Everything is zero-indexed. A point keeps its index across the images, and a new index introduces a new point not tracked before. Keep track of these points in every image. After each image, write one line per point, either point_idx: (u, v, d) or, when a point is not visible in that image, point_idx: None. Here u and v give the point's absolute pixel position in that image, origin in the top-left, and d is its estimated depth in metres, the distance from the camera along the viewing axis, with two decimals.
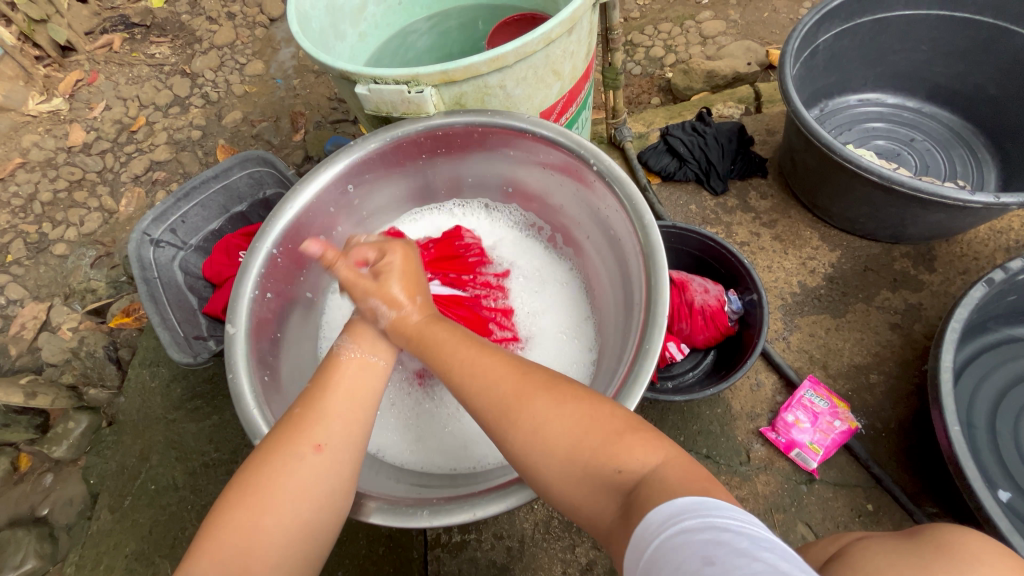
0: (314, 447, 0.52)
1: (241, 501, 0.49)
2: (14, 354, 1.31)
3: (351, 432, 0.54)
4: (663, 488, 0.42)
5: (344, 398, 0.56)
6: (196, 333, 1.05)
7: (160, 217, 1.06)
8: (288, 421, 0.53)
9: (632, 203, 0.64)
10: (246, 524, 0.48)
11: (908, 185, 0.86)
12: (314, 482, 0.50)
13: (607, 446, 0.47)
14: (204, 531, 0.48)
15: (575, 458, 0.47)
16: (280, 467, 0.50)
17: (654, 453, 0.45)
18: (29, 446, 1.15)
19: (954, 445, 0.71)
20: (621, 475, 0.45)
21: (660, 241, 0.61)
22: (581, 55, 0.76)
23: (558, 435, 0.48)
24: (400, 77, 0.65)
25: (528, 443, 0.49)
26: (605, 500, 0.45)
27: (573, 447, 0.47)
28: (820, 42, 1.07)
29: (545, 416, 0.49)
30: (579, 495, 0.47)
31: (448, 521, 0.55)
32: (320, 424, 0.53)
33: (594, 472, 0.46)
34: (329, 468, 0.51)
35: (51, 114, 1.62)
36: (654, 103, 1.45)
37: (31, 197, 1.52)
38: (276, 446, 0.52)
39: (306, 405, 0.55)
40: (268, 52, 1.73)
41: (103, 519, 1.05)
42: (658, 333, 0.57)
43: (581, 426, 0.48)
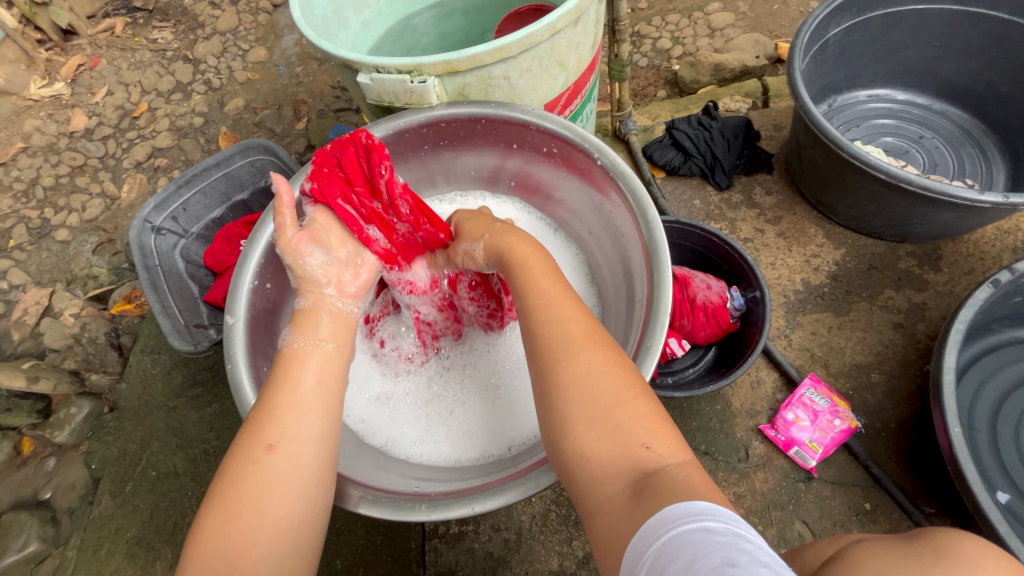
0: (265, 447, 0.51)
1: (214, 508, 0.49)
2: (16, 338, 1.31)
3: (303, 422, 0.53)
4: (687, 485, 0.42)
5: (306, 394, 0.55)
6: (197, 321, 1.05)
7: (162, 205, 1.05)
8: (246, 425, 0.53)
9: (636, 198, 0.64)
10: (224, 528, 0.47)
11: (916, 183, 0.85)
12: (283, 478, 0.50)
13: (636, 422, 0.47)
14: (190, 542, 0.48)
15: (602, 420, 0.47)
16: (242, 472, 0.50)
17: (679, 451, 0.46)
18: (32, 430, 1.16)
19: (955, 447, 0.71)
20: (648, 452, 0.45)
21: (664, 238, 0.61)
22: (586, 46, 0.75)
23: (606, 384, 0.48)
24: (403, 67, 0.63)
25: (576, 380, 0.49)
26: (617, 475, 0.45)
27: (614, 395, 0.48)
28: (830, 36, 1.06)
29: (600, 364, 0.50)
30: (593, 452, 0.46)
31: (446, 515, 0.55)
32: (272, 424, 0.52)
33: (618, 438, 0.46)
34: (290, 467, 0.51)
35: (53, 99, 1.61)
36: (660, 95, 1.43)
37: (33, 181, 1.51)
38: (237, 449, 0.51)
39: (258, 406, 0.54)
40: (271, 39, 1.72)
41: (104, 504, 1.06)
42: (659, 330, 0.56)
43: (619, 395, 0.48)
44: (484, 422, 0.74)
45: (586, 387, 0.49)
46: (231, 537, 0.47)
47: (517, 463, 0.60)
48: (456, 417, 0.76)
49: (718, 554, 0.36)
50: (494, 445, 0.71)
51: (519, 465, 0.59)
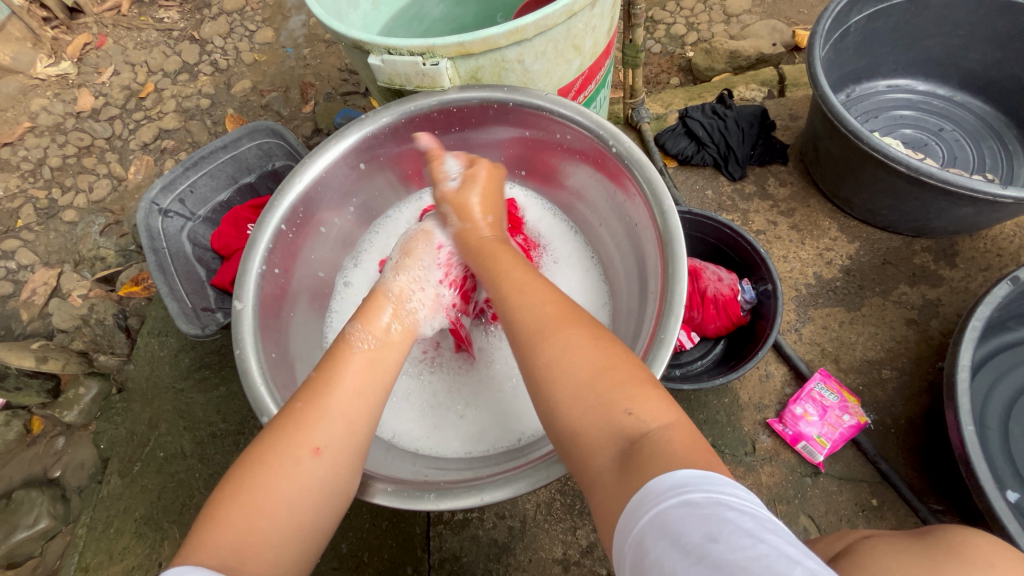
0: (312, 449, 0.50)
1: (241, 498, 0.48)
2: (25, 318, 1.32)
3: (352, 432, 0.53)
4: (670, 448, 0.41)
5: (352, 394, 0.54)
6: (204, 305, 1.05)
7: (169, 187, 1.05)
8: (289, 416, 0.52)
9: (652, 188, 0.62)
10: (245, 520, 0.47)
11: (936, 176, 0.83)
12: (312, 483, 0.50)
13: (619, 389, 0.46)
14: (202, 524, 0.47)
15: (586, 391, 0.47)
16: (278, 467, 0.49)
17: (667, 412, 0.45)
18: (41, 410, 1.17)
19: (967, 445, 0.70)
20: (631, 419, 0.44)
21: (680, 229, 0.59)
22: (602, 29, 0.73)
23: (583, 357, 0.48)
24: (415, 48, 0.62)
25: (552, 359, 0.49)
26: (605, 443, 0.45)
27: (594, 366, 0.48)
28: (852, 23, 1.03)
29: (579, 341, 0.50)
30: (579, 417, 0.46)
31: (454, 504, 0.55)
32: (321, 424, 0.52)
33: (602, 405, 0.46)
34: (328, 469, 0.51)
35: (59, 78, 1.60)
36: (673, 83, 1.40)
37: (40, 161, 1.51)
38: (277, 442, 0.51)
39: (309, 401, 0.53)
40: (279, 20, 1.69)
41: (113, 483, 1.07)
42: (674, 323, 0.55)
43: (601, 365, 0.48)
44: (495, 415, 0.74)
45: (567, 364, 0.49)
46: (248, 533, 0.46)
47: (528, 453, 0.60)
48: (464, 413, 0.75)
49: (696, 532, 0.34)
50: (503, 438, 0.71)
51: (529, 456, 0.59)
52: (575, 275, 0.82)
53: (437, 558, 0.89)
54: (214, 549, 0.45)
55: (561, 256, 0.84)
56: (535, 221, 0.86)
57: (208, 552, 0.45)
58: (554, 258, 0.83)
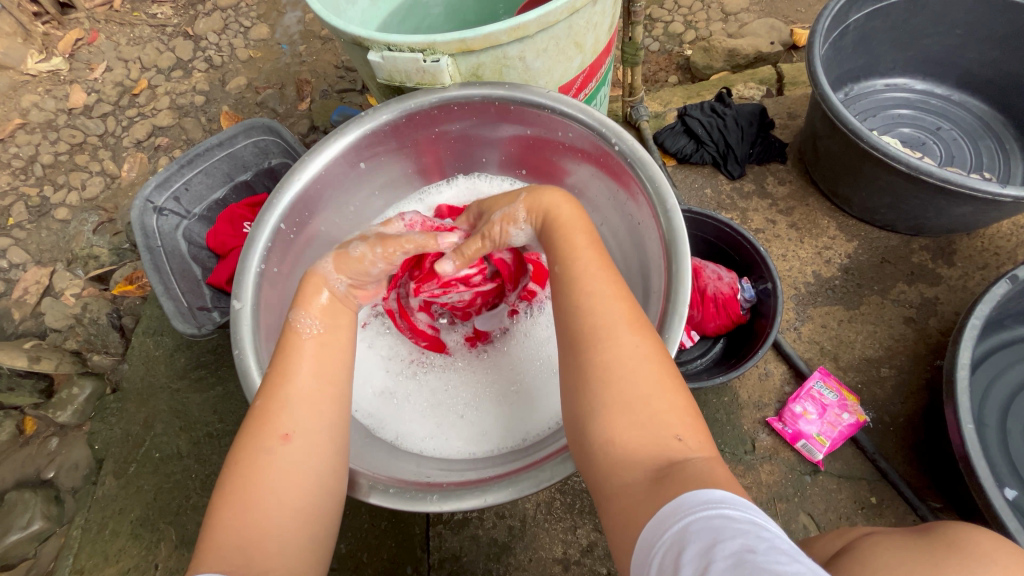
0: (281, 437, 0.50)
1: (230, 498, 0.48)
2: (17, 318, 1.30)
3: (315, 412, 0.52)
4: (711, 477, 0.41)
5: (310, 379, 0.54)
6: (200, 304, 1.04)
7: (164, 184, 1.04)
8: (254, 415, 0.52)
9: (655, 186, 0.62)
10: (239, 517, 0.47)
11: (936, 175, 0.83)
12: (293, 469, 0.49)
13: (672, 412, 0.46)
14: (208, 529, 0.47)
15: (638, 404, 0.46)
16: (252, 462, 0.49)
17: (705, 445, 0.45)
18: (34, 410, 1.16)
19: (967, 443, 0.70)
20: (678, 443, 0.44)
21: (683, 227, 0.59)
22: (604, 26, 0.73)
23: (644, 369, 0.47)
24: (416, 45, 0.61)
25: (610, 361, 0.48)
26: (641, 461, 0.44)
27: (654, 383, 0.47)
28: (851, 22, 1.03)
29: (640, 349, 0.48)
30: (622, 431, 0.45)
31: (458, 505, 0.54)
32: (284, 412, 0.51)
33: (651, 423, 0.45)
34: (306, 453, 0.50)
35: (50, 74, 1.58)
36: (672, 81, 1.40)
37: (31, 158, 1.49)
38: (246, 442, 0.50)
39: (268, 395, 0.52)
40: (274, 16, 1.68)
41: (108, 484, 1.06)
42: (678, 322, 0.55)
43: (654, 383, 0.47)
44: (498, 417, 0.73)
45: (627, 370, 0.47)
46: (257, 530, 0.46)
47: (532, 453, 0.60)
48: (465, 414, 0.75)
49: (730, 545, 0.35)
50: (506, 439, 0.70)
51: (532, 456, 0.59)
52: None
53: (437, 558, 0.89)
54: (221, 552, 0.45)
55: None
56: None
57: (216, 557, 0.45)
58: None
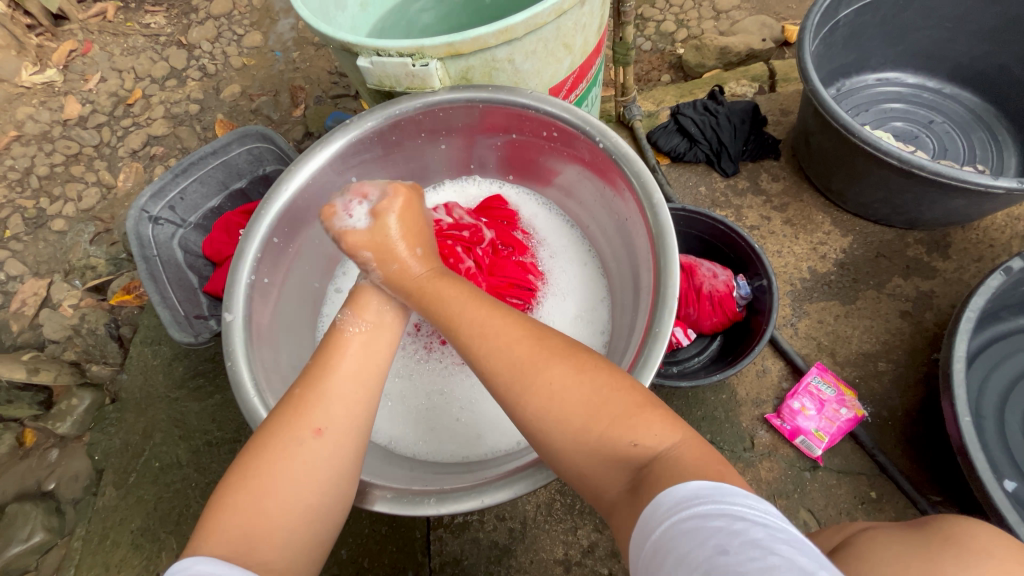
0: (313, 431, 0.50)
1: (247, 484, 0.47)
2: (15, 329, 1.31)
3: (352, 413, 0.52)
4: (678, 469, 0.41)
5: (350, 380, 0.54)
6: (197, 312, 1.04)
7: (159, 194, 1.04)
8: (289, 403, 0.52)
9: (642, 183, 0.62)
10: (248, 506, 0.46)
11: (928, 169, 0.83)
12: (316, 465, 0.49)
13: (616, 425, 0.46)
14: (210, 510, 0.47)
15: (584, 436, 0.46)
16: (280, 452, 0.49)
17: (672, 432, 0.45)
18: (34, 422, 1.16)
19: (964, 435, 0.70)
20: (637, 449, 0.44)
21: (671, 222, 0.59)
22: (593, 28, 0.73)
23: (573, 405, 0.47)
24: (404, 49, 0.61)
25: (542, 410, 0.48)
26: (615, 474, 0.45)
27: (588, 411, 0.46)
28: (841, 17, 1.03)
29: (564, 380, 0.48)
30: (586, 463, 0.46)
31: (455, 508, 0.54)
32: (320, 406, 0.51)
33: (604, 443, 0.46)
34: (330, 451, 0.50)
35: (45, 86, 1.59)
36: (664, 80, 1.40)
37: (27, 170, 1.49)
38: (277, 428, 0.50)
39: (306, 385, 0.53)
40: (267, 23, 1.68)
41: (108, 495, 1.06)
42: (668, 316, 0.55)
43: (596, 402, 0.47)
44: (493, 419, 0.73)
45: (556, 413, 0.47)
46: (257, 517, 0.46)
47: (528, 453, 0.60)
48: (459, 417, 0.74)
49: (790, 548, 0.34)
50: (502, 441, 0.70)
51: (527, 457, 0.59)
52: (572, 272, 0.82)
53: (437, 562, 0.89)
54: (224, 534, 0.45)
55: (559, 250, 0.84)
56: (531, 215, 0.86)
57: (217, 538, 0.45)
58: (551, 253, 0.84)
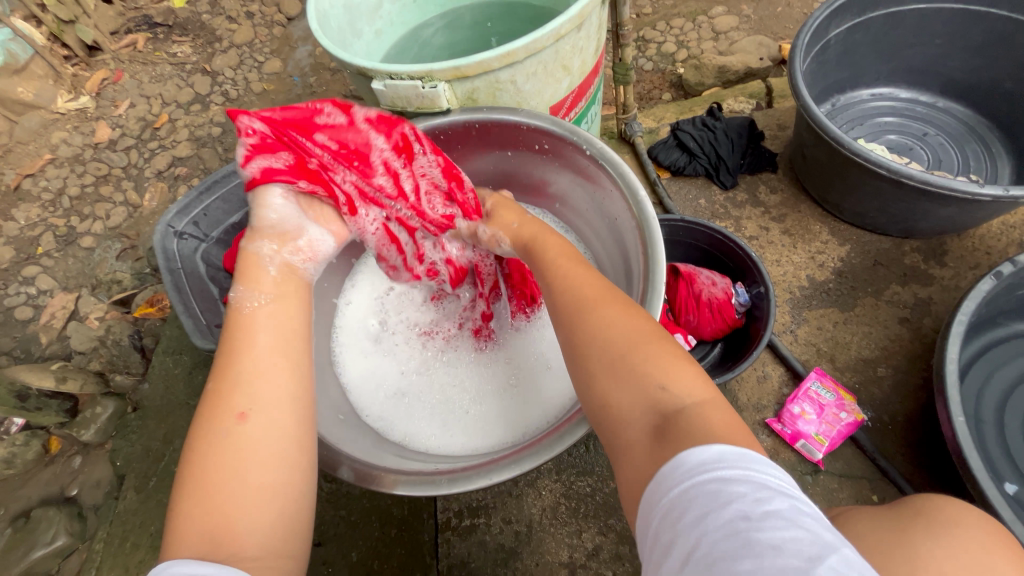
0: (237, 415, 0.50)
1: (190, 487, 0.47)
2: (44, 341, 1.37)
3: (269, 387, 0.52)
4: (703, 425, 0.42)
5: (263, 353, 0.54)
6: (218, 322, 1.09)
7: (184, 210, 1.10)
8: (206, 397, 0.51)
9: (626, 182, 0.66)
10: (201, 509, 0.46)
11: (917, 178, 0.87)
12: (251, 446, 0.49)
13: (653, 363, 0.47)
14: (169, 527, 0.46)
15: (618, 365, 0.48)
16: (210, 444, 0.48)
17: (700, 389, 0.46)
18: (60, 429, 1.21)
19: (958, 436, 0.71)
20: (666, 393, 0.45)
21: (654, 217, 0.63)
22: (590, 50, 0.78)
23: (622, 333, 0.49)
24: (414, 73, 0.67)
25: (594, 333, 0.50)
26: (639, 415, 0.45)
27: (629, 339, 0.49)
28: (831, 36, 1.08)
29: (616, 315, 0.51)
30: (613, 390, 0.47)
31: (466, 487, 0.57)
32: (238, 392, 0.51)
33: (637, 380, 0.47)
34: (263, 432, 0.50)
35: (78, 112, 1.69)
36: (665, 98, 1.46)
37: (59, 191, 1.58)
38: (204, 428, 0.50)
39: (219, 376, 0.52)
40: (286, 50, 1.78)
41: (129, 498, 1.10)
42: (657, 303, 0.59)
43: (634, 339, 0.49)
44: (500, 413, 0.76)
45: (603, 339, 0.50)
46: (212, 516, 0.46)
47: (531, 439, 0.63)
48: (471, 414, 0.77)
49: (810, 519, 0.35)
50: (510, 433, 0.72)
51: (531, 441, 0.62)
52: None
53: (445, 564, 0.91)
54: (191, 535, 0.45)
55: None
56: None
57: (188, 541, 0.45)
58: None
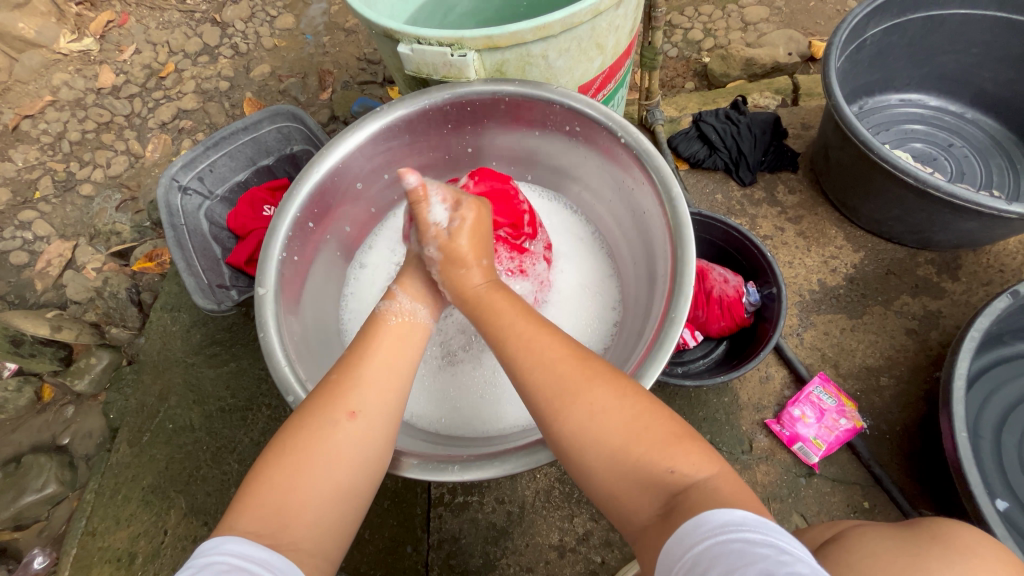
0: (348, 413, 0.52)
1: (283, 460, 0.50)
2: (39, 289, 1.35)
3: (383, 399, 0.55)
4: (717, 497, 0.42)
5: (381, 367, 0.56)
6: (219, 282, 1.07)
7: (189, 165, 1.07)
8: (325, 387, 0.54)
9: (661, 176, 0.65)
10: (283, 486, 0.48)
11: (943, 189, 0.85)
12: (348, 446, 0.51)
13: (656, 451, 0.47)
14: (249, 484, 0.49)
15: (622, 456, 0.47)
16: (315, 431, 0.51)
17: (708, 464, 0.46)
18: (53, 378, 1.20)
19: (959, 451, 0.72)
20: (674, 476, 0.45)
21: (688, 214, 0.62)
22: (625, 30, 0.75)
23: (614, 423, 0.48)
24: (444, 39, 0.64)
25: (578, 431, 0.49)
26: (647, 499, 0.46)
27: (626, 430, 0.48)
28: (868, 36, 1.04)
29: (602, 403, 0.49)
30: (620, 483, 0.47)
31: (479, 475, 0.57)
32: (354, 392, 0.54)
33: (643, 468, 0.46)
34: (362, 434, 0.52)
35: (81, 54, 1.63)
36: (688, 87, 1.42)
37: (59, 135, 1.54)
38: (312, 410, 0.53)
39: (342, 371, 0.56)
40: (300, 6, 1.71)
41: (122, 452, 1.09)
42: (684, 301, 0.58)
43: (631, 428, 0.48)
44: (510, 400, 0.76)
45: (623, 394, 0.50)
46: (288, 493, 0.48)
47: (544, 427, 0.62)
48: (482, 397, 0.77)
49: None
50: (520, 418, 0.73)
51: (544, 431, 0.61)
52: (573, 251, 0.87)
53: (436, 538, 0.92)
54: (257, 505, 0.48)
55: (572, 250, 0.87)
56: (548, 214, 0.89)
57: (252, 512, 0.47)
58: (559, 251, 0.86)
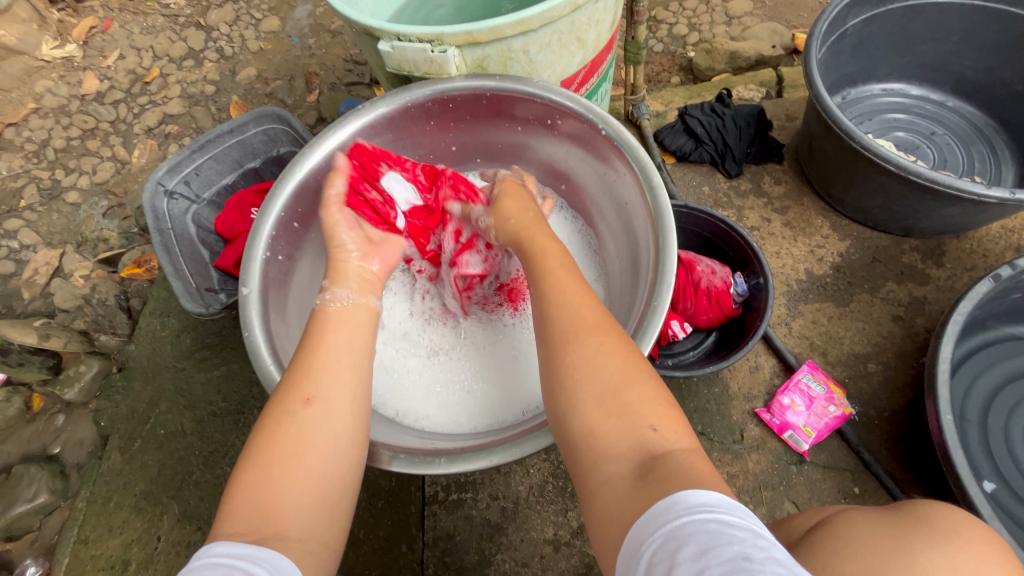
0: (303, 401, 0.52)
1: (251, 459, 0.49)
2: (27, 297, 1.34)
3: (336, 382, 0.55)
4: (690, 472, 0.42)
5: (332, 353, 0.57)
6: (208, 286, 1.07)
7: (175, 169, 1.06)
8: (282, 382, 0.55)
9: (641, 166, 0.65)
10: (258, 485, 0.48)
11: (924, 176, 0.86)
12: (312, 433, 0.51)
13: (643, 404, 0.47)
14: (228, 491, 0.48)
15: (611, 398, 0.48)
16: (275, 424, 0.51)
17: (685, 438, 0.46)
18: (42, 387, 1.19)
19: (945, 434, 0.73)
20: (655, 434, 0.45)
21: (668, 204, 0.62)
22: (606, 23, 0.76)
23: (611, 366, 0.50)
24: (424, 35, 0.64)
25: (582, 362, 0.51)
26: (623, 454, 0.45)
27: (623, 375, 0.49)
28: (848, 26, 1.05)
29: (607, 348, 0.51)
30: (602, 422, 0.47)
31: (465, 467, 0.57)
32: (306, 379, 0.54)
33: (625, 420, 0.46)
34: (321, 419, 0.52)
35: (64, 61, 1.61)
36: (674, 82, 1.43)
37: (44, 143, 1.52)
38: (272, 406, 0.53)
39: (295, 364, 0.56)
40: (285, 9, 1.71)
41: (113, 459, 1.08)
42: (666, 290, 0.58)
43: (628, 375, 0.49)
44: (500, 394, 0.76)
45: (593, 371, 0.50)
46: (265, 490, 0.47)
47: (531, 419, 0.62)
48: (471, 392, 0.77)
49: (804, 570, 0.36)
50: (509, 411, 0.73)
51: (530, 423, 0.61)
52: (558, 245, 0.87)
53: (431, 536, 0.92)
54: (236, 508, 0.46)
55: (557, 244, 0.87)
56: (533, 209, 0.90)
57: (232, 514, 0.46)
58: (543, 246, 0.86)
